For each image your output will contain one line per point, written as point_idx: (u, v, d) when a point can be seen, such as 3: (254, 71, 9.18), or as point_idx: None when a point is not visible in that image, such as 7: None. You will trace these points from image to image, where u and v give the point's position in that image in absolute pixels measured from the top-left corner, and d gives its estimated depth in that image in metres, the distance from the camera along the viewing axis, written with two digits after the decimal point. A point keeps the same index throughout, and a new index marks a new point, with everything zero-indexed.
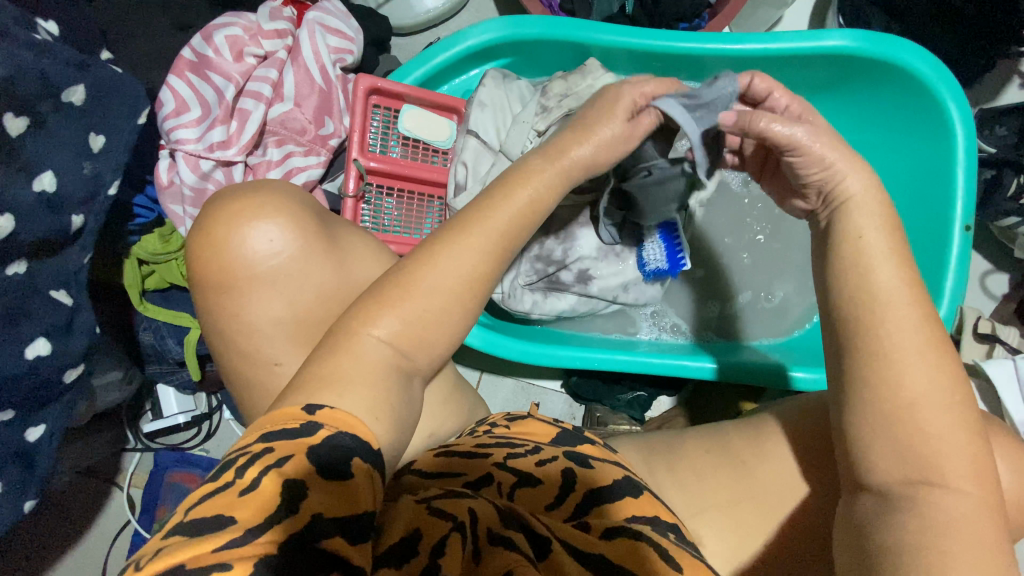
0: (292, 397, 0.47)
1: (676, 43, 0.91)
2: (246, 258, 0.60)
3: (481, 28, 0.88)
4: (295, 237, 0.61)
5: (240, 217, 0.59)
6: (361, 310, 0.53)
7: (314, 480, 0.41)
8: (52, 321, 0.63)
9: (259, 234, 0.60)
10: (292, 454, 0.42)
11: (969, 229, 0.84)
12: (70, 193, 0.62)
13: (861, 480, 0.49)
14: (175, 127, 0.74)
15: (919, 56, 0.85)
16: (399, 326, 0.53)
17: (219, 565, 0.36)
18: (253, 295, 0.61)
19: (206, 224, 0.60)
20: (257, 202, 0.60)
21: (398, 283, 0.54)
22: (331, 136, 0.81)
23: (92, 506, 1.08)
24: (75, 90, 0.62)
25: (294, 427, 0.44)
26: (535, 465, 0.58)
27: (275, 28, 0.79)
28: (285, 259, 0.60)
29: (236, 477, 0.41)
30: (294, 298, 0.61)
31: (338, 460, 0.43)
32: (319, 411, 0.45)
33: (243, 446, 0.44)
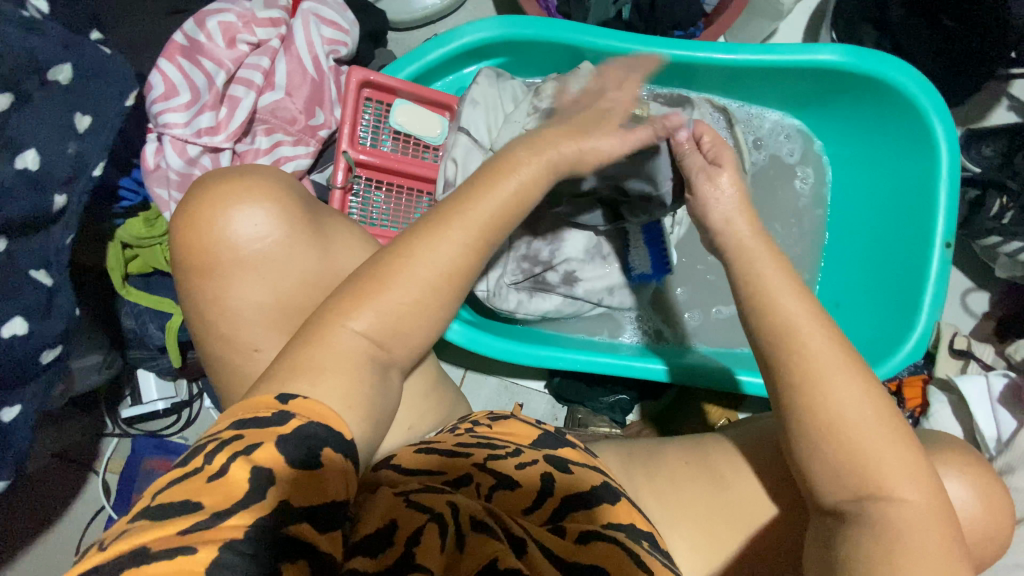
0: (268, 386, 0.47)
1: (669, 50, 0.92)
2: (229, 242, 0.60)
3: (477, 27, 0.89)
4: (280, 223, 0.61)
5: (231, 201, 0.60)
6: (340, 301, 0.54)
7: (282, 467, 0.41)
8: (31, 301, 0.63)
9: (244, 219, 0.60)
10: (262, 442, 0.42)
11: (949, 247, 0.85)
12: (54, 172, 0.62)
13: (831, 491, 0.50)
14: (163, 111, 0.73)
15: (905, 73, 0.86)
16: (379, 319, 0.53)
17: (185, 548, 0.35)
18: (234, 280, 0.60)
19: (191, 207, 0.60)
20: (245, 187, 0.61)
21: (375, 276, 0.55)
22: (321, 127, 0.81)
23: (68, 490, 1.07)
24: (62, 69, 0.61)
25: (266, 415, 0.44)
26: (514, 468, 0.58)
27: (268, 17, 0.78)
28: (271, 244, 0.61)
29: (204, 463, 0.41)
30: (277, 285, 0.61)
31: (315, 449, 0.43)
32: (294, 399, 0.46)
33: (213, 432, 0.44)
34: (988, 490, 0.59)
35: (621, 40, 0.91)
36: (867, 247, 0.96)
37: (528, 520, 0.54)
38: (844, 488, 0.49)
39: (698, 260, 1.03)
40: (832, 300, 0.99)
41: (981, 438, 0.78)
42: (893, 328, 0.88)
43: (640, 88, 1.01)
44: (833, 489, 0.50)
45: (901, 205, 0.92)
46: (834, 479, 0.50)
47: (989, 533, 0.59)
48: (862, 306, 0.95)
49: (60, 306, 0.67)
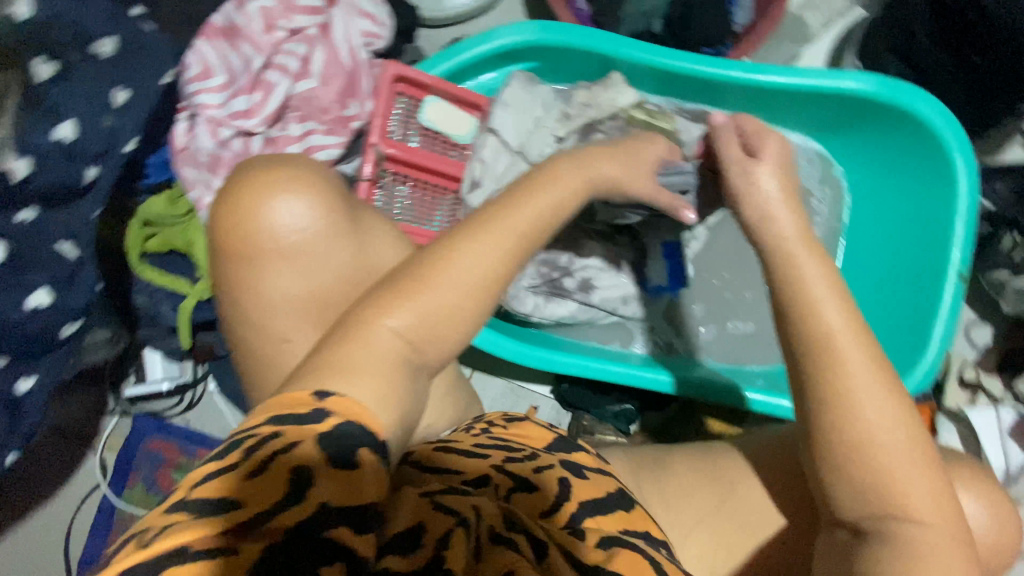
0: (303, 382, 0.47)
1: (700, 66, 0.92)
2: (269, 231, 0.59)
3: (512, 29, 0.89)
4: (322, 216, 0.61)
5: (273, 192, 0.59)
6: (377, 299, 0.54)
7: (322, 466, 0.40)
8: (56, 272, 0.63)
9: (284, 209, 0.60)
10: (302, 440, 0.41)
11: (963, 278, 0.86)
12: (88, 145, 0.61)
13: (856, 510, 0.51)
14: (198, 91, 0.72)
15: (931, 105, 0.87)
16: (411, 316, 0.53)
17: (226, 550, 0.35)
18: (269, 269, 0.60)
19: (230, 199, 0.60)
20: (286, 179, 0.60)
21: (414, 277, 0.55)
22: (353, 118, 0.80)
23: (67, 464, 1.07)
24: (105, 41, 0.61)
25: (303, 413, 0.43)
26: (532, 471, 0.59)
27: (308, 4, 0.78)
28: (310, 238, 0.61)
29: (244, 458, 0.41)
30: (312, 280, 0.62)
31: (347, 444, 0.42)
32: (330, 397, 0.45)
33: (251, 426, 0.43)
34: (1000, 521, 0.59)
35: (654, 53, 0.92)
36: (881, 273, 0.97)
37: (547, 522, 0.54)
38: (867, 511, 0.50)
39: (713, 271, 1.03)
40: None
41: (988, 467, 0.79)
42: (903, 355, 0.89)
43: (667, 101, 1.02)
44: (853, 510, 0.51)
45: (918, 235, 0.93)
46: (857, 499, 0.51)
47: (995, 563, 0.60)
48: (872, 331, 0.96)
49: (83, 280, 0.67)
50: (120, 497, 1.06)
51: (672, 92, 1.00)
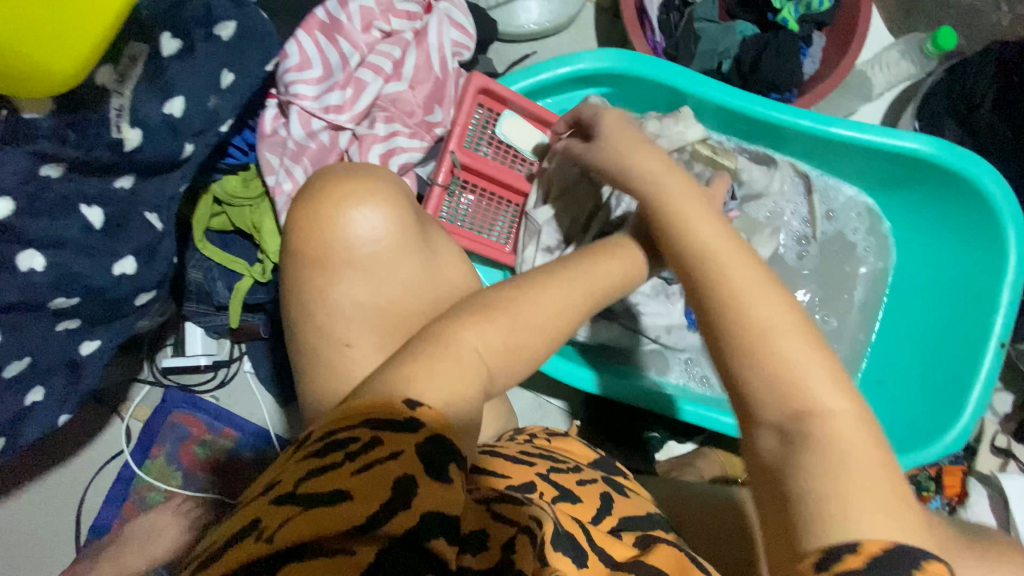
0: (389, 386, 0.47)
1: (768, 110, 0.95)
2: (348, 237, 0.59)
3: (595, 56, 0.92)
4: (395, 226, 0.61)
5: (353, 200, 0.59)
6: (459, 315, 0.55)
7: (422, 477, 0.41)
8: (142, 242, 0.63)
9: (359, 219, 0.59)
10: (403, 450, 0.42)
11: (1003, 346, 0.88)
12: (192, 121, 0.62)
13: (772, 414, 0.48)
14: (295, 81, 0.74)
15: (991, 176, 0.89)
16: (492, 333, 0.55)
17: (342, 550, 0.37)
18: (342, 276, 0.60)
19: (311, 205, 0.59)
20: (371, 191, 0.61)
21: (495, 301, 0.57)
22: (436, 124, 0.83)
23: (91, 428, 1.07)
24: (227, 25, 0.62)
25: (398, 419, 0.44)
26: (574, 481, 0.67)
27: (406, 10, 0.81)
28: (384, 247, 0.60)
29: (347, 459, 0.41)
30: (382, 289, 0.61)
31: (441, 455, 0.42)
32: (420, 407, 0.45)
33: (346, 426, 0.44)
34: None
35: (726, 94, 0.94)
36: (919, 331, 0.99)
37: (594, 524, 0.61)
38: (788, 427, 0.47)
39: None
40: (877, 376, 1.02)
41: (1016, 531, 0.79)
42: (937, 414, 0.91)
43: (728, 140, 1.04)
44: None
45: (960, 298, 0.95)
46: (777, 411, 0.47)
47: None
48: (906, 387, 0.98)
49: (163, 252, 0.67)
50: (140, 467, 1.07)
51: (735, 132, 1.03)
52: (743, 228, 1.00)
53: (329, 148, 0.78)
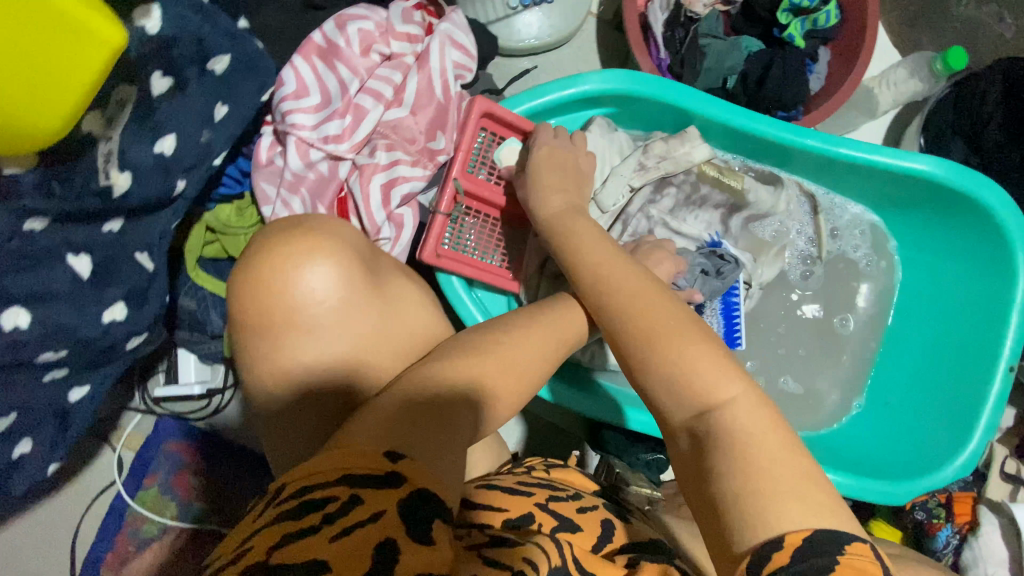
0: (372, 439, 0.43)
1: (775, 131, 0.93)
2: (299, 298, 0.57)
3: (601, 77, 0.89)
4: (331, 281, 0.58)
5: (304, 255, 0.57)
6: (444, 357, 0.56)
7: (405, 539, 0.38)
8: (133, 285, 0.61)
9: (295, 283, 0.57)
10: (383, 510, 0.38)
11: (1012, 370, 0.88)
12: (183, 157, 0.59)
13: (681, 414, 0.51)
14: (292, 110, 0.71)
15: (999, 198, 0.88)
16: (481, 373, 0.55)
17: None
18: (292, 343, 0.57)
19: (248, 277, 0.57)
20: (324, 243, 0.59)
21: (482, 345, 0.58)
22: (439, 151, 0.80)
23: (82, 459, 1.04)
24: (222, 59, 0.58)
25: (379, 475, 0.40)
26: (575, 511, 0.65)
27: (407, 32, 0.77)
28: (327, 305, 0.58)
29: (324, 521, 0.38)
30: (339, 347, 0.58)
31: (426, 513, 0.39)
32: (402, 460, 0.41)
33: (320, 482, 0.40)
34: None
35: (733, 114, 0.92)
36: (925, 352, 0.99)
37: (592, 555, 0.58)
38: (699, 427, 0.49)
39: (771, 324, 1.04)
40: (882, 397, 1.01)
41: None
42: (945, 438, 0.90)
43: (733, 158, 1.02)
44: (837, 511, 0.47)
45: (968, 320, 0.94)
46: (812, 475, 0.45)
47: None
48: (912, 409, 0.97)
49: (155, 292, 0.65)
50: (133, 497, 1.04)
51: (739, 151, 1.01)
52: (749, 248, 1.00)
53: (329, 179, 0.75)
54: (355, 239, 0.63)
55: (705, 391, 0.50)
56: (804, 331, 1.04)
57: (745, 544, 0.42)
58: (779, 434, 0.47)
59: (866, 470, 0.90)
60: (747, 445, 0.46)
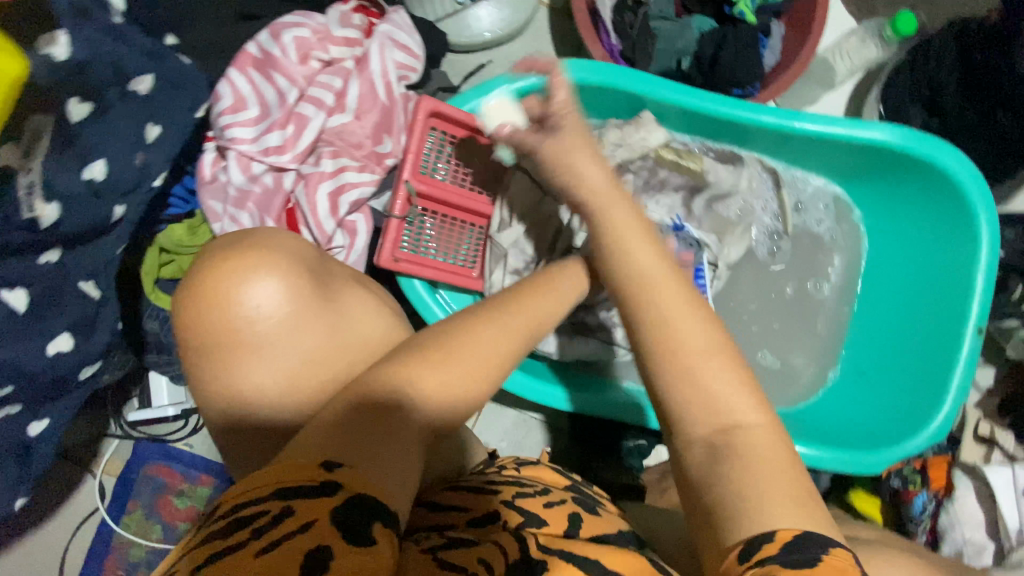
0: (308, 447, 0.43)
1: (731, 110, 0.92)
2: (243, 318, 0.54)
3: (549, 67, 0.88)
4: (283, 299, 0.55)
5: (243, 272, 0.54)
6: (394, 362, 0.52)
7: (340, 544, 0.37)
8: (78, 315, 0.61)
9: (244, 301, 0.54)
10: (315, 520, 0.38)
11: (981, 331, 0.88)
12: (118, 182, 0.59)
13: (665, 407, 0.50)
14: (231, 124, 0.70)
15: (956, 161, 0.88)
16: (438, 380, 0.52)
17: None
18: (239, 364, 0.54)
19: (192, 296, 0.54)
20: (265, 258, 0.55)
21: (438, 347, 0.54)
22: (386, 154, 0.79)
23: (63, 489, 1.04)
24: (143, 79, 0.58)
25: (311, 484, 0.39)
26: (541, 508, 0.64)
27: (345, 36, 0.77)
28: (275, 325, 0.54)
29: (253, 536, 0.37)
30: (288, 367, 0.55)
31: (362, 517, 0.39)
32: (338, 468, 0.41)
33: (252, 500, 0.39)
34: None
35: (688, 96, 0.91)
36: (897, 320, 0.99)
37: (567, 542, 0.59)
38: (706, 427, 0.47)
39: (743, 300, 1.04)
40: (857, 367, 1.01)
41: (1004, 527, 0.79)
42: (918, 404, 0.90)
43: (693, 140, 1.02)
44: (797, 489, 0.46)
45: (936, 285, 0.94)
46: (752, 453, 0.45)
47: None
48: (888, 378, 0.97)
49: (104, 318, 0.65)
50: (118, 524, 1.03)
51: (699, 132, 1.00)
52: (714, 229, 0.98)
53: (274, 191, 0.75)
54: (305, 249, 0.61)
55: (657, 377, 0.50)
56: (776, 307, 1.04)
57: (733, 537, 0.42)
58: (729, 422, 0.46)
59: (841, 441, 0.91)
60: (728, 450, 0.46)
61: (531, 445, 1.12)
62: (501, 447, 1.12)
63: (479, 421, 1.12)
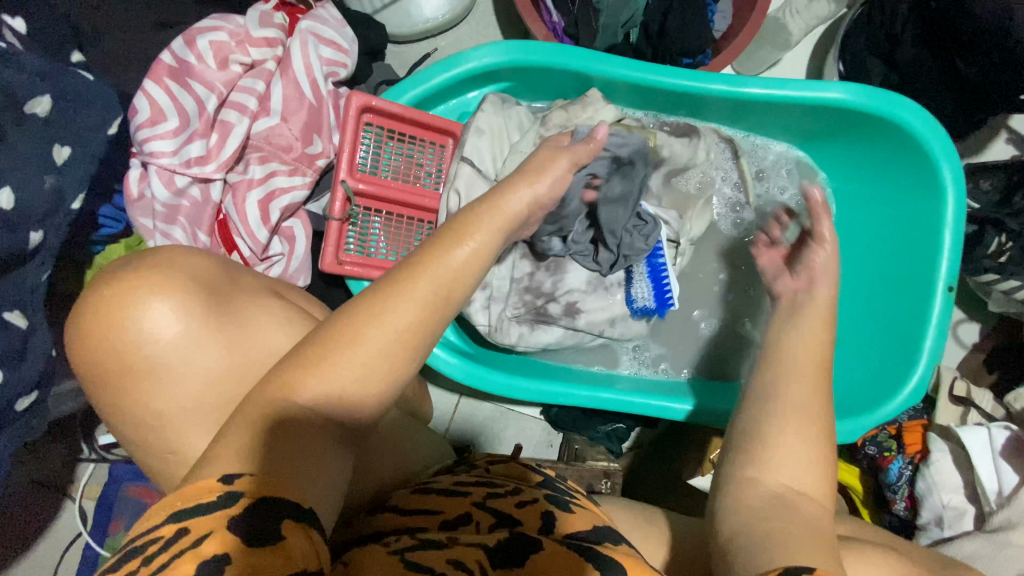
0: (210, 465, 0.40)
1: (680, 80, 0.88)
2: (135, 343, 0.54)
3: (484, 51, 0.85)
4: (184, 318, 0.56)
5: (129, 298, 0.54)
6: (289, 365, 0.45)
7: (242, 549, 0.36)
8: (3, 347, 0.58)
9: (145, 322, 0.54)
10: (211, 531, 0.36)
11: (952, 290, 0.85)
12: (29, 208, 0.56)
13: None
14: (150, 138, 0.70)
15: (915, 114, 0.85)
16: (346, 384, 0.44)
17: None
18: (152, 384, 0.55)
19: (93, 324, 0.55)
20: (153, 280, 0.56)
21: (340, 339, 0.45)
22: (318, 155, 0.79)
23: (42, 517, 1.03)
24: (41, 100, 0.57)
25: (209, 501, 0.38)
26: (514, 506, 0.56)
27: (264, 36, 0.76)
28: (179, 343, 0.55)
29: (144, 564, 0.36)
30: (203, 382, 0.56)
31: (266, 518, 0.37)
32: (239, 479, 0.39)
33: (150, 528, 0.38)
34: None
35: (633, 70, 0.88)
36: (869, 285, 0.96)
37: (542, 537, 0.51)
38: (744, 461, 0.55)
39: (708, 271, 1.00)
40: (832, 334, 0.98)
41: (982, 490, 0.77)
42: (892, 369, 0.87)
43: (646, 115, 0.98)
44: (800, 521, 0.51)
45: (906, 245, 0.91)
46: None
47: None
48: (863, 345, 0.94)
49: (35, 348, 0.62)
50: (101, 546, 1.02)
51: (651, 106, 0.97)
52: (674, 206, 0.97)
53: (203, 204, 0.76)
54: (207, 267, 0.61)
55: None
56: (748, 278, 0.99)
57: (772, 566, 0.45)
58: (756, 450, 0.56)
59: None
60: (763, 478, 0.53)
61: (511, 437, 1.10)
62: (478, 441, 1.10)
63: (454, 415, 1.10)
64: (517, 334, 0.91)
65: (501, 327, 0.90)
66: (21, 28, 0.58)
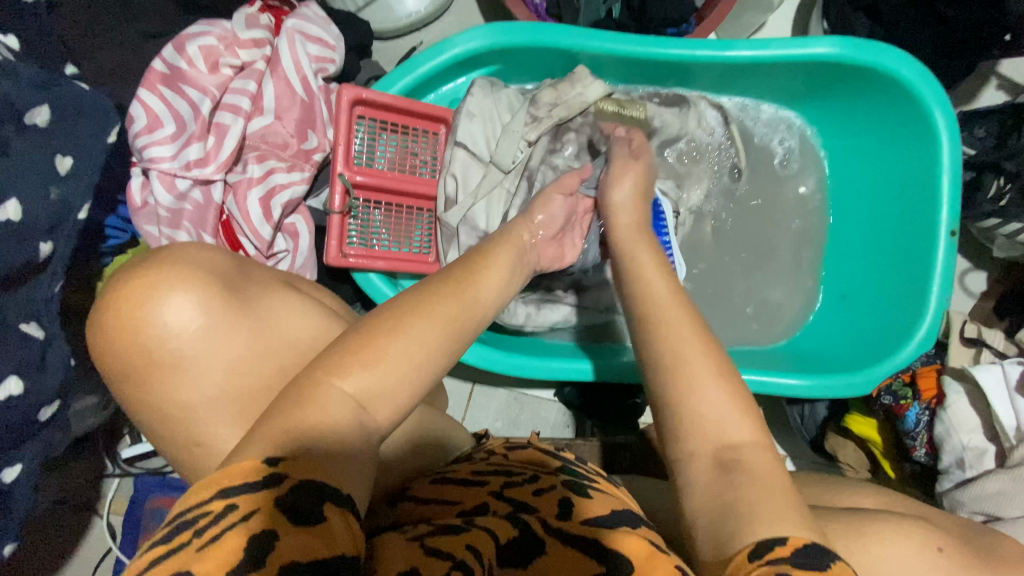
0: (264, 433, 0.42)
1: (667, 48, 0.88)
2: (172, 323, 0.56)
3: (468, 36, 0.86)
4: (209, 307, 0.58)
5: (169, 278, 0.56)
6: (328, 360, 0.47)
7: (284, 526, 0.37)
8: (24, 357, 0.59)
9: (175, 304, 0.56)
10: (259, 508, 0.38)
11: (953, 235, 0.85)
12: (37, 220, 0.58)
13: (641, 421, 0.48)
14: (148, 144, 0.72)
15: (903, 62, 0.85)
16: (367, 381, 0.46)
17: None
18: (177, 366, 0.56)
19: (119, 304, 0.55)
20: (187, 268, 0.58)
21: (377, 316, 0.50)
22: (314, 150, 0.81)
23: (70, 535, 1.04)
24: (39, 111, 0.58)
25: (255, 479, 0.39)
26: (532, 494, 0.55)
27: (252, 38, 0.78)
28: (200, 328, 0.57)
29: (194, 534, 0.37)
30: (219, 369, 0.58)
31: (308, 502, 0.38)
32: (282, 462, 0.40)
33: (197, 503, 0.39)
34: None
35: (618, 43, 0.88)
36: (868, 239, 0.96)
37: (569, 522, 0.51)
38: None
39: (719, 229, 1.00)
40: (839, 291, 0.99)
41: (1000, 428, 0.77)
42: (900, 319, 0.88)
43: (635, 88, 0.99)
44: None
45: (903, 196, 0.92)
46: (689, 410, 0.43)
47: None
48: (868, 299, 0.94)
49: (54, 358, 0.62)
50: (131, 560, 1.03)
51: (642, 78, 0.97)
52: (670, 177, 0.96)
53: (205, 205, 0.77)
54: (219, 262, 0.62)
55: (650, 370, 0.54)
56: (750, 239, 1.00)
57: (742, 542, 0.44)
58: None
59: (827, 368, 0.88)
60: None
61: (527, 422, 1.11)
62: (496, 428, 1.10)
63: (469, 406, 1.11)
64: (527, 322, 0.92)
65: (512, 316, 0.91)
66: (14, 44, 0.58)
